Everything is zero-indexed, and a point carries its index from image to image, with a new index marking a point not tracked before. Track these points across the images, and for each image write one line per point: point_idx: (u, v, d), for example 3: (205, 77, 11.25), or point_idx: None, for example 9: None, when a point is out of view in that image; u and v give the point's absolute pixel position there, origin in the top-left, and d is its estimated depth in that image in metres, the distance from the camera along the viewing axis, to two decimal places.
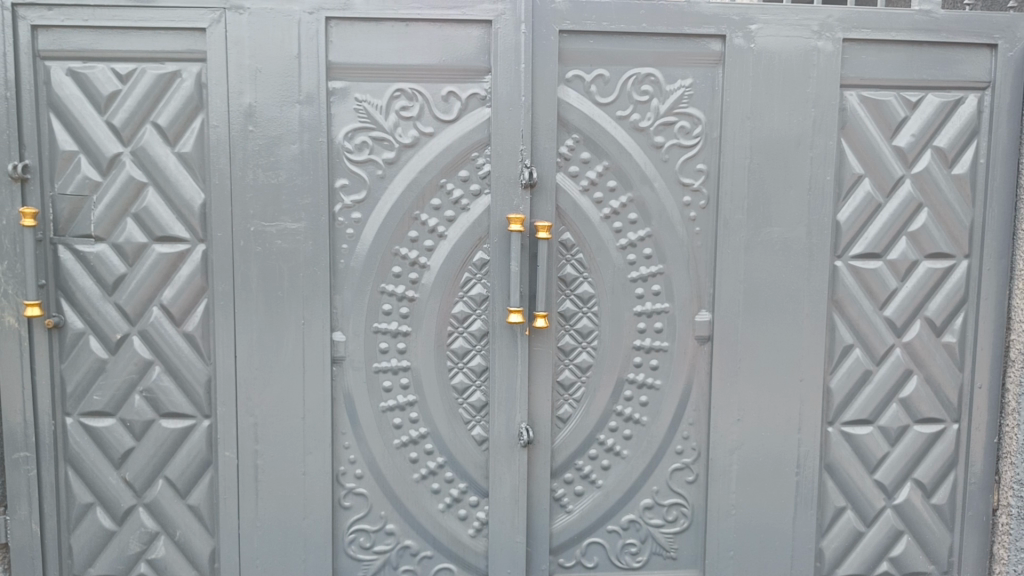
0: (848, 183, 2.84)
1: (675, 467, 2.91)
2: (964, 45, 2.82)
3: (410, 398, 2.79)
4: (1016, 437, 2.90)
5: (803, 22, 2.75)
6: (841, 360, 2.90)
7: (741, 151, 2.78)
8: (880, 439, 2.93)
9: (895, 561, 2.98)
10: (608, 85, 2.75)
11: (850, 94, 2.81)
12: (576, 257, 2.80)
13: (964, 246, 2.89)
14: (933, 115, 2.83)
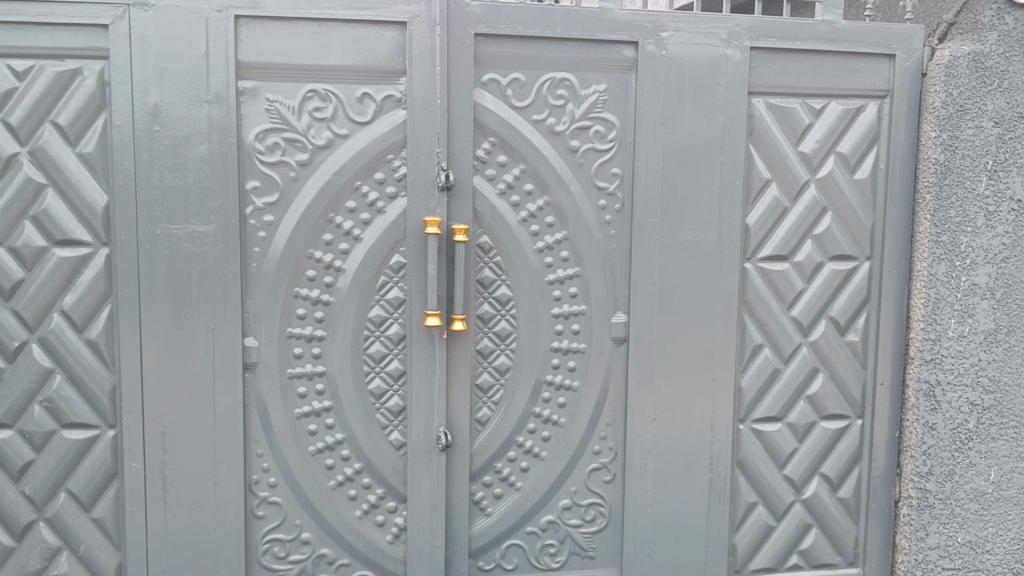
0: (756, 188, 2.92)
1: (593, 468, 2.94)
2: (864, 55, 2.93)
3: (325, 404, 2.74)
4: (915, 431, 3.03)
5: (712, 31, 2.83)
6: (751, 359, 2.98)
7: (654, 155, 2.83)
8: (788, 435, 3.02)
9: (804, 554, 3.08)
10: (524, 89, 2.76)
11: (758, 101, 2.90)
12: (494, 260, 2.80)
13: (865, 249, 3.00)
14: (836, 122, 2.94)
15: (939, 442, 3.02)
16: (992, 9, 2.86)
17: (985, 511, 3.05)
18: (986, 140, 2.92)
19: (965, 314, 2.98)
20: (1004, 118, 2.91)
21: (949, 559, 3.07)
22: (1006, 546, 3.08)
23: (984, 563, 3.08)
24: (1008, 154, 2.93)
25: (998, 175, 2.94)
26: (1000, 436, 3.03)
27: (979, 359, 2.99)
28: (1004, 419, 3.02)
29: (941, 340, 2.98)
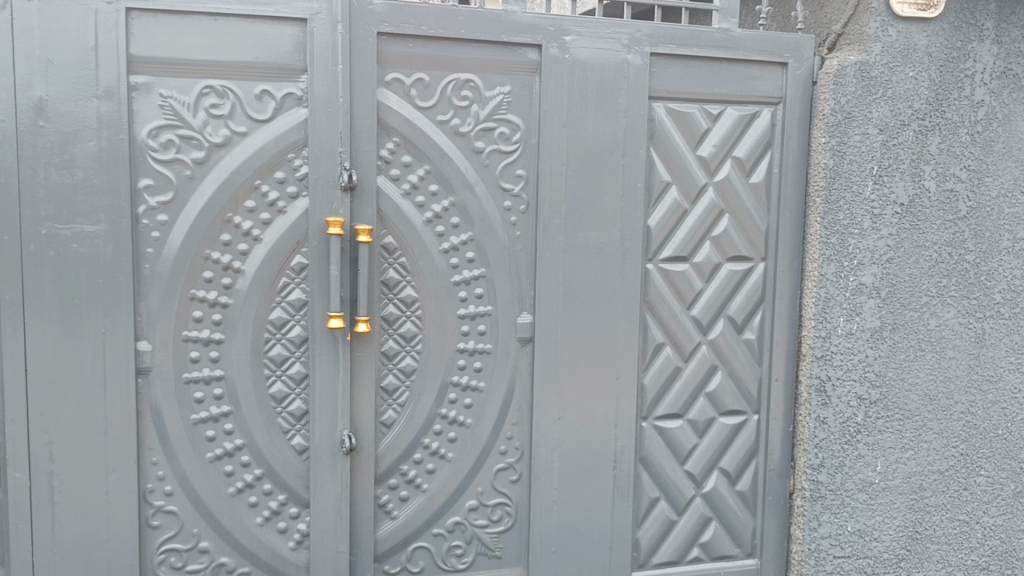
0: (657, 190, 2.99)
1: (500, 468, 2.95)
2: (758, 63, 3.04)
3: (224, 409, 2.67)
4: (807, 425, 3.16)
5: (614, 35, 2.88)
6: (654, 357, 3.05)
7: (558, 157, 2.86)
8: (689, 431, 3.11)
9: (704, 547, 3.16)
10: (428, 90, 2.75)
11: (658, 105, 2.97)
12: (399, 261, 2.78)
13: (761, 250, 3.11)
14: (732, 127, 3.03)
15: (830, 435, 3.15)
16: (877, 22, 3.00)
17: (873, 500, 3.20)
18: (871, 146, 3.06)
19: (853, 312, 3.11)
20: (887, 126, 3.06)
21: (840, 547, 3.20)
22: (892, 533, 3.23)
23: (872, 550, 3.23)
24: (892, 160, 3.07)
25: (883, 180, 3.08)
26: (886, 429, 3.17)
27: (866, 356, 3.13)
28: (889, 412, 3.17)
29: (832, 338, 3.11)
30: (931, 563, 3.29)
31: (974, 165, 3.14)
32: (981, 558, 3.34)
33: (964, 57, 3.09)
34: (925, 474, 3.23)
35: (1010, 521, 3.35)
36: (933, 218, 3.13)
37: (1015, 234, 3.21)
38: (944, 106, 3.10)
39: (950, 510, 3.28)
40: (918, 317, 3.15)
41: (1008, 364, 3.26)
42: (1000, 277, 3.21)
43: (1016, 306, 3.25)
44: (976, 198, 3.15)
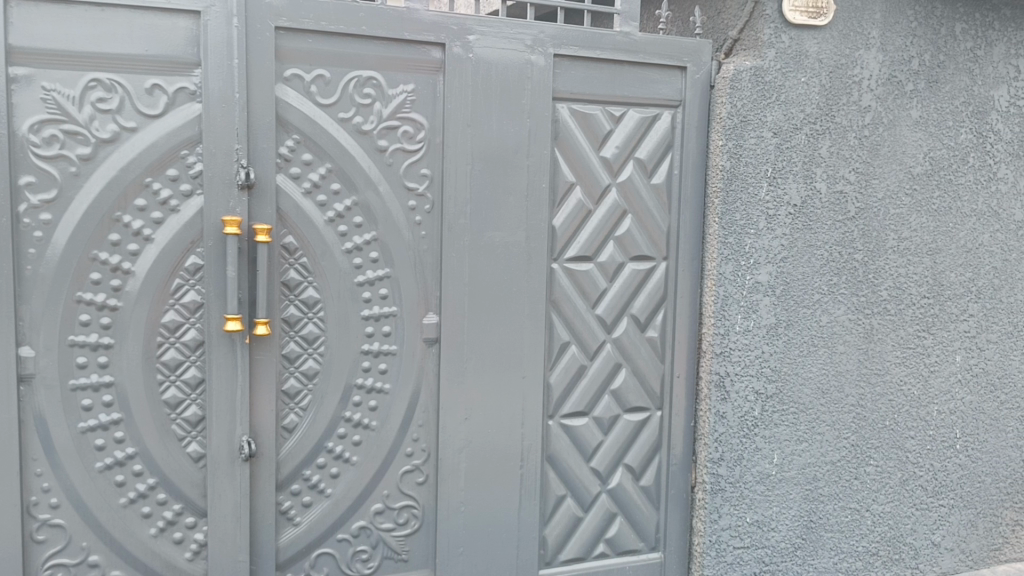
0: (561, 190, 3.02)
1: (406, 470, 2.92)
2: (659, 66, 3.10)
3: (114, 417, 2.56)
4: (708, 419, 3.23)
5: (517, 36, 2.89)
6: (559, 357, 3.08)
7: (462, 157, 2.85)
8: (594, 429, 3.14)
9: (610, 542, 3.21)
10: (329, 86, 2.70)
11: (561, 107, 2.99)
12: (299, 261, 2.72)
13: (662, 249, 3.18)
14: (634, 129, 3.09)
15: (729, 429, 3.24)
16: (770, 28, 3.10)
17: (770, 491, 3.31)
18: (766, 149, 3.16)
19: (750, 310, 3.21)
20: (781, 130, 3.17)
21: (739, 538, 3.30)
22: (788, 523, 3.35)
23: (770, 539, 3.34)
24: (785, 162, 3.19)
25: (777, 182, 3.19)
26: (782, 422, 3.29)
27: (763, 352, 3.23)
28: (784, 405, 3.29)
29: (730, 335, 3.20)
30: (826, 550, 3.43)
31: (862, 167, 3.29)
32: (871, 544, 3.50)
33: (852, 64, 3.23)
34: (819, 465, 3.37)
35: (898, 508, 3.52)
36: (824, 219, 3.26)
37: (900, 234, 3.37)
38: (834, 111, 3.23)
39: (843, 499, 3.42)
40: (811, 314, 3.28)
41: (894, 358, 3.43)
42: (886, 275, 3.37)
43: (901, 303, 3.41)
44: (864, 200, 3.30)
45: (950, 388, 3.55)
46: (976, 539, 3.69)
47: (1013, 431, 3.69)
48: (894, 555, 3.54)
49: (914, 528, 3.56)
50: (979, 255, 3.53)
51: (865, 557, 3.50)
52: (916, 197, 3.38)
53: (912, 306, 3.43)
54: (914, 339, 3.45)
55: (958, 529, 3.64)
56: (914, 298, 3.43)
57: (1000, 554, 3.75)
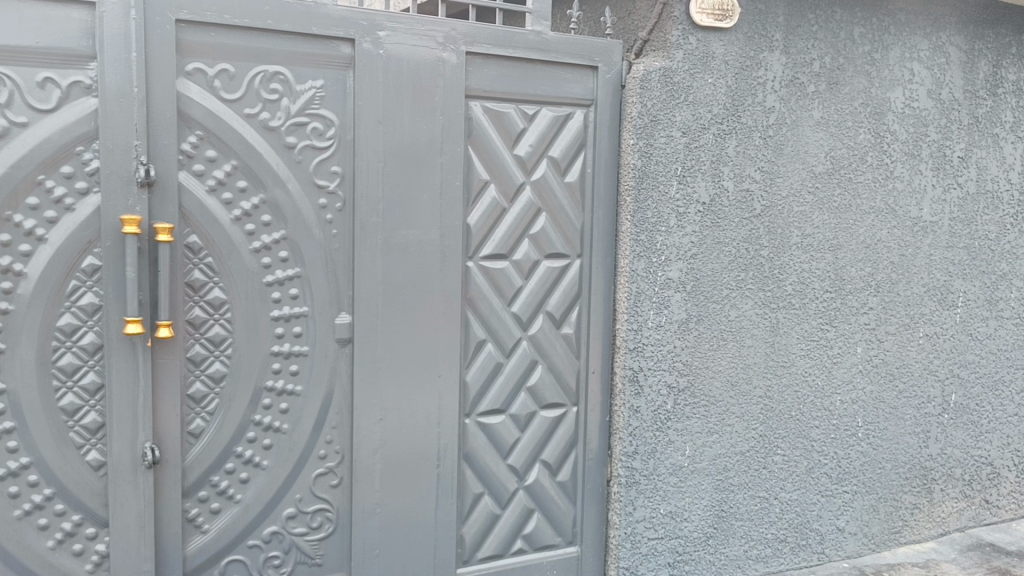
0: (475, 188, 3.01)
1: (319, 473, 2.87)
2: (570, 66, 3.12)
3: (6, 425, 2.44)
4: (622, 414, 3.27)
5: (428, 33, 2.87)
6: (475, 355, 3.07)
7: (374, 154, 2.82)
8: (510, 426, 3.15)
9: (528, 538, 3.21)
10: (233, 81, 2.64)
11: (475, 105, 2.99)
12: (205, 261, 2.64)
13: (576, 247, 3.21)
14: (547, 128, 3.11)
15: (643, 423, 3.29)
16: (678, 30, 3.16)
17: (683, 483, 3.39)
18: (675, 148, 3.22)
19: (661, 305, 3.27)
20: (689, 129, 3.24)
21: (653, 529, 3.36)
22: (699, 512, 3.43)
23: (683, 530, 3.41)
24: (694, 161, 3.26)
25: (686, 180, 3.26)
26: (693, 414, 3.37)
27: (674, 346, 3.31)
28: (695, 398, 3.37)
29: (642, 330, 3.25)
30: (736, 538, 3.52)
31: (767, 166, 3.40)
32: (780, 531, 3.61)
33: (757, 65, 3.33)
34: (729, 455, 3.46)
35: (804, 495, 3.64)
36: (732, 216, 3.36)
37: (804, 231, 3.50)
38: (740, 111, 3.32)
39: (752, 488, 3.53)
40: (720, 309, 3.38)
41: (799, 351, 3.55)
42: (791, 270, 3.49)
43: (805, 297, 3.54)
44: (769, 198, 3.42)
45: (852, 378, 3.69)
46: (878, 523, 3.84)
47: (910, 419, 3.87)
48: (801, 541, 3.67)
49: (820, 514, 3.69)
50: (878, 250, 3.68)
51: (774, 543, 3.61)
52: (818, 195, 3.51)
53: (815, 300, 3.56)
54: (817, 332, 3.58)
55: (860, 514, 3.79)
56: (817, 292, 3.56)
57: (900, 537, 3.91)
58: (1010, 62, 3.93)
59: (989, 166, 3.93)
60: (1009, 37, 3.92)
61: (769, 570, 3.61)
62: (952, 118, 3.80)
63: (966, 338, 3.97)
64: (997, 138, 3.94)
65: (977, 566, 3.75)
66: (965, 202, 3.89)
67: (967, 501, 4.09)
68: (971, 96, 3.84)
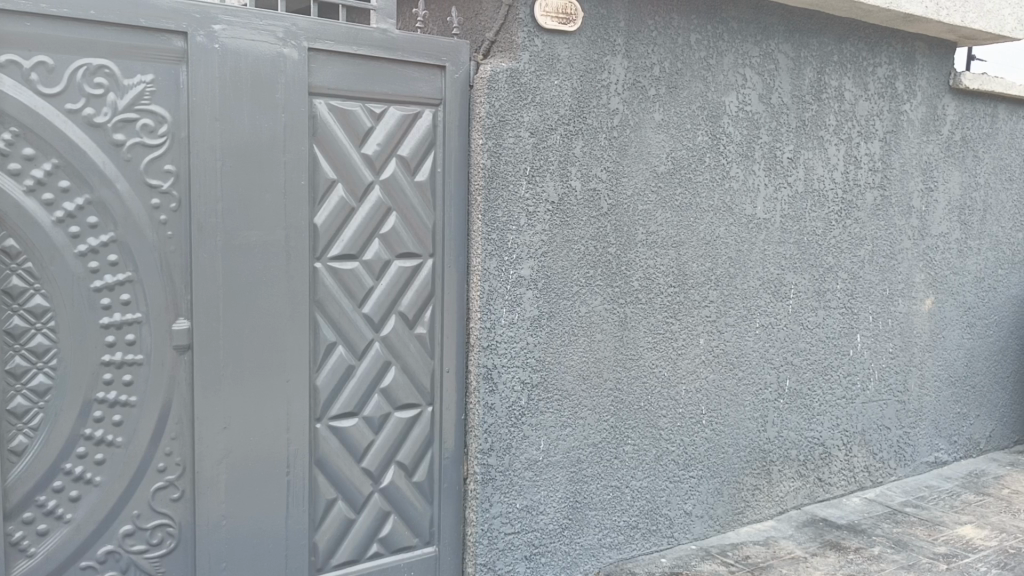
0: (321, 187, 2.94)
1: (159, 486, 2.73)
2: (418, 65, 3.10)
3: None
4: (477, 412, 3.29)
5: (267, 28, 2.79)
6: (325, 358, 3.00)
7: (211, 152, 2.71)
8: (364, 429, 3.10)
9: (384, 542, 3.17)
10: (53, 75, 2.48)
11: (319, 102, 2.92)
12: (24, 266, 2.48)
13: (428, 246, 3.19)
14: (395, 127, 3.07)
15: (498, 420, 3.32)
16: (524, 32, 3.21)
17: (537, 476, 3.45)
18: (524, 148, 3.27)
19: (514, 303, 3.32)
20: (537, 130, 3.30)
21: (509, 524, 3.40)
22: (554, 505, 3.51)
23: (538, 523, 3.47)
24: (542, 161, 3.32)
25: (535, 180, 3.31)
26: (546, 409, 3.44)
27: (526, 343, 3.36)
28: (548, 393, 3.44)
29: (495, 328, 3.28)
30: (590, 528, 3.62)
31: (612, 166, 3.52)
32: (631, 518, 3.75)
33: (600, 68, 3.43)
34: (582, 448, 3.56)
35: (653, 482, 3.79)
36: (580, 215, 3.45)
37: (648, 229, 3.65)
38: (585, 113, 3.42)
39: (604, 478, 3.64)
40: (571, 305, 3.46)
41: (646, 344, 3.70)
42: (636, 267, 3.63)
43: (651, 292, 3.69)
44: (615, 197, 3.54)
45: (695, 369, 3.88)
46: (722, 505, 4.05)
47: (750, 405, 4.10)
48: (651, 527, 3.82)
49: (669, 500, 3.85)
50: (716, 246, 3.88)
51: (626, 530, 3.74)
52: (660, 194, 3.67)
53: (660, 295, 3.73)
54: (662, 325, 3.74)
55: (706, 497, 3.99)
56: (661, 287, 3.73)
57: (742, 517, 4.14)
58: (833, 70, 4.22)
59: (816, 167, 4.21)
60: (831, 45, 4.20)
61: (622, 556, 3.74)
62: (782, 121, 4.05)
63: (798, 327, 4.24)
64: (823, 141, 4.23)
65: (812, 541, 4.01)
66: (794, 200, 4.15)
67: (803, 480, 4.37)
68: (798, 101, 4.10)
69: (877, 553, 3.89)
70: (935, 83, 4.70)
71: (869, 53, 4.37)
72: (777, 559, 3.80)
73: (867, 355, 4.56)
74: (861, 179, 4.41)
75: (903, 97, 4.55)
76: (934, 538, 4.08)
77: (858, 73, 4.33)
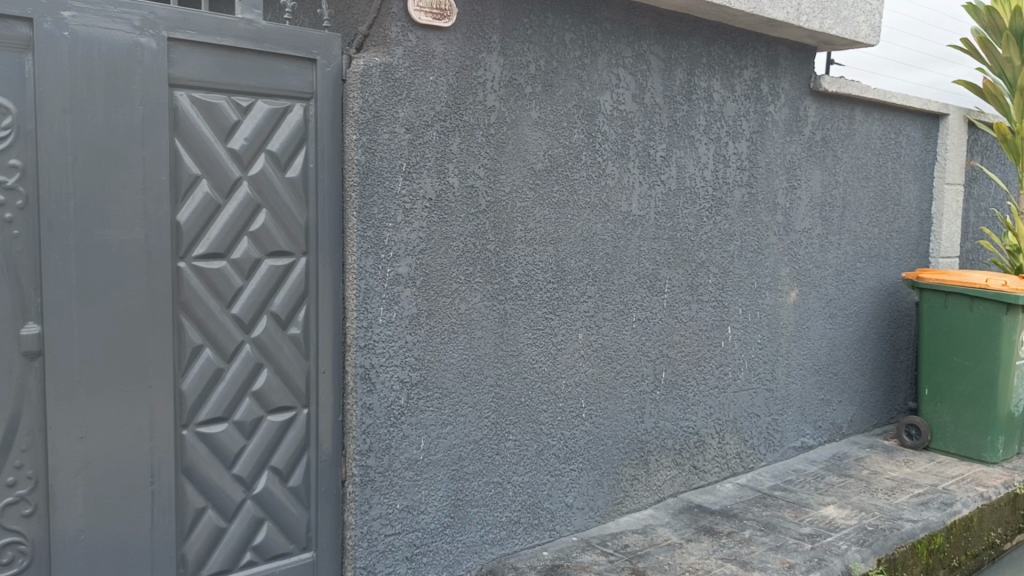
0: (184, 183, 2.82)
1: (9, 502, 2.56)
2: (287, 57, 3.01)
3: None
4: (354, 413, 3.22)
5: (122, 16, 2.65)
6: (192, 362, 2.88)
7: (61, 147, 2.56)
8: (234, 434, 2.99)
9: (258, 549, 3.07)
10: None
11: (181, 94, 2.79)
12: None
13: (301, 244, 3.10)
14: (263, 121, 2.97)
15: (376, 420, 3.27)
16: (397, 26, 3.17)
17: (418, 476, 3.42)
18: (399, 144, 3.23)
19: (392, 301, 3.28)
20: (413, 126, 3.26)
21: (390, 525, 3.36)
22: (436, 504, 3.49)
23: (419, 522, 3.45)
24: (418, 157, 3.29)
25: (412, 176, 3.28)
26: (426, 408, 3.42)
27: (405, 342, 3.33)
28: (428, 392, 3.41)
29: (373, 327, 3.23)
30: (472, 525, 3.63)
31: (490, 163, 3.52)
32: (514, 513, 3.77)
33: (476, 65, 3.43)
34: (463, 445, 3.55)
35: (535, 477, 3.83)
36: (458, 212, 3.44)
37: (527, 226, 3.68)
38: (462, 110, 3.41)
39: (486, 475, 3.65)
40: (449, 303, 3.45)
41: (527, 340, 3.73)
42: (516, 263, 3.66)
43: (530, 288, 3.72)
44: (493, 193, 3.55)
45: (575, 363, 3.94)
46: (602, 496, 4.14)
47: (628, 397, 4.20)
48: (534, 521, 3.86)
49: (550, 493, 3.90)
50: (594, 242, 3.96)
51: (508, 525, 3.76)
52: (538, 191, 3.71)
53: (539, 291, 3.76)
54: (542, 321, 3.78)
55: (587, 489, 4.06)
56: (540, 283, 3.76)
57: (622, 506, 4.23)
58: (702, 71, 4.37)
59: (687, 165, 4.35)
60: (700, 48, 4.35)
61: (504, 552, 3.76)
62: (654, 120, 4.16)
63: (673, 321, 4.37)
64: (693, 140, 4.37)
65: (687, 527, 4.14)
66: (667, 197, 4.28)
67: (678, 469, 4.51)
68: (669, 101, 4.23)
69: (747, 536, 4.06)
70: (797, 86, 4.94)
71: (736, 55, 4.55)
72: (654, 547, 3.90)
73: (738, 346, 4.75)
74: (729, 178, 4.59)
75: (767, 98, 4.76)
76: (800, 519, 4.30)
77: (726, 75, 4.50)
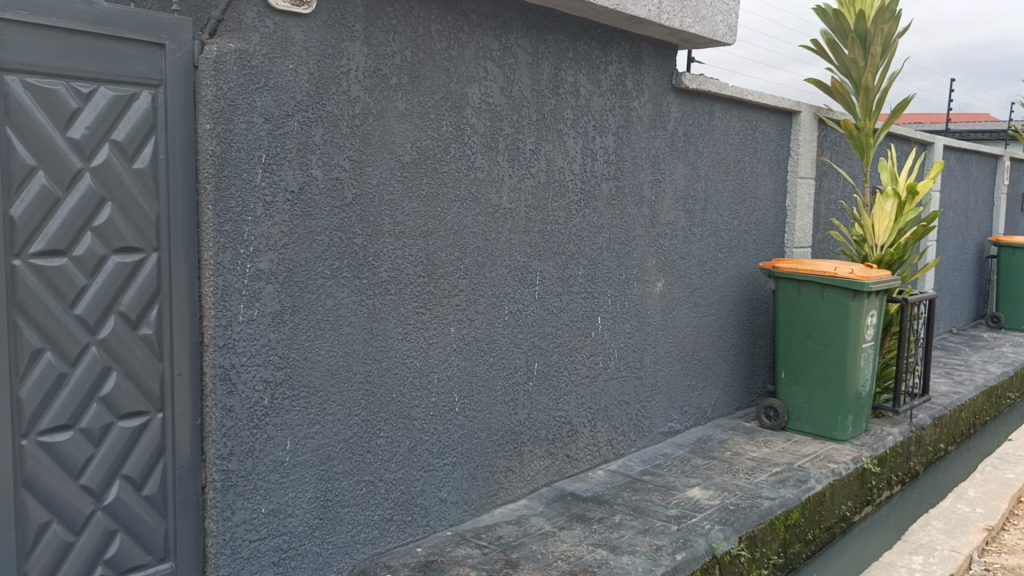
0: (18, 175, 2.61)
1: None
2: (132, 42, 2.83)
3: None
4: (214, 416, 3.08)
5: None
6: (30, 367, 2.68)
7: None
8: (81, 442, 2.80)
9: (110, 563, 2.89)
10: None
11: (12, 80, 2.58)
12: None
13: (151, 240, 2.93)
14: (107, 109, 2.79)
15: (238, 422, 3.14)
16: (253, 12, 3.05)
17: (285, 478, 3.31)
18: (258, 134, 3.10)
19: (253, 298, 3.16)
20: (272, 115, 3.14)
21: (254, 530, 3.24)
22: (304, 506, 3.39)
23: (286, 526, 3.34)
24: (279, 149, 3.17)
25: (272, 168, 3.16)
26: (293, 407, 3.31)
27: (268, 339, 3.21)
28: (294, 391, 3.31)
29: (232, 325, 3.10)
30: (343, 525, 3.55)
31: (355, 156, 3.45)
32: (386, 511, 3.72)
33: (338, 54, 3.34)
34: (331, 445, 3.47)
35: (407, 473, 3.79)
36: (321, 205, 3.34)
37: (395, 218, 3.62)
38: (324, 100, 3.31)
39: (357, 474, 3.58)
40: (315, 299, 3.35)
41: (397, 335, 3.68)
42: (384, 257, 3.60)
43: (399, 282, 3.67)
44: (359, 186, 3.47)
45: (447, 357, 3.91)
46: (476, 489, 4.15)
47: (501, 389, 4.22)
48: (407, 518, 3.81)
49: (423, 489, 3.87)
50: (464, 235, 3.94)
51: (380, 524, 3.71)
52: (406, 184, 3.65)
53: (409, 285, 3.72)
54: (413, 315, 3.74)
55: (460, 483, 4.06)
56: (410, 277, 3.72)
57: (496, 498, 4.25)
58: (568, 66, 4.42)
59: (556, 159, 4.40)
60: (566, 42, 4.40)
61: (376, 550, 3.71)
62: (522, 114, 4.18)
63: (544, 313, 4.42)
64: (561, 134, 4.42)
65: (560, 515, 4.21)
66: (537, 190, 4.31)
67: (551, 458, 4.57)
68: (537, 95, 4.26)
69: (617, 521, 4.15)
70: (660, 82, 5.08)
71: (601, 51, 4.64)
72: (527, 536, 3.94)
73: (607, 336, 4.86)
74: (597, 171, 4.68)
75: (632, 94, 4.88)
76: (666, 501, 4.45)
77: (592, 70, 4.58)
